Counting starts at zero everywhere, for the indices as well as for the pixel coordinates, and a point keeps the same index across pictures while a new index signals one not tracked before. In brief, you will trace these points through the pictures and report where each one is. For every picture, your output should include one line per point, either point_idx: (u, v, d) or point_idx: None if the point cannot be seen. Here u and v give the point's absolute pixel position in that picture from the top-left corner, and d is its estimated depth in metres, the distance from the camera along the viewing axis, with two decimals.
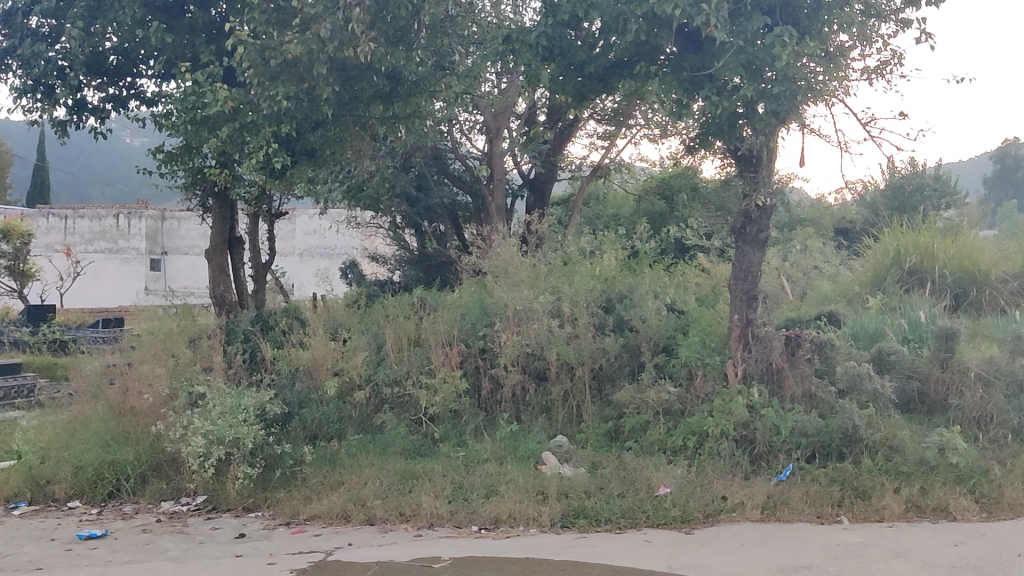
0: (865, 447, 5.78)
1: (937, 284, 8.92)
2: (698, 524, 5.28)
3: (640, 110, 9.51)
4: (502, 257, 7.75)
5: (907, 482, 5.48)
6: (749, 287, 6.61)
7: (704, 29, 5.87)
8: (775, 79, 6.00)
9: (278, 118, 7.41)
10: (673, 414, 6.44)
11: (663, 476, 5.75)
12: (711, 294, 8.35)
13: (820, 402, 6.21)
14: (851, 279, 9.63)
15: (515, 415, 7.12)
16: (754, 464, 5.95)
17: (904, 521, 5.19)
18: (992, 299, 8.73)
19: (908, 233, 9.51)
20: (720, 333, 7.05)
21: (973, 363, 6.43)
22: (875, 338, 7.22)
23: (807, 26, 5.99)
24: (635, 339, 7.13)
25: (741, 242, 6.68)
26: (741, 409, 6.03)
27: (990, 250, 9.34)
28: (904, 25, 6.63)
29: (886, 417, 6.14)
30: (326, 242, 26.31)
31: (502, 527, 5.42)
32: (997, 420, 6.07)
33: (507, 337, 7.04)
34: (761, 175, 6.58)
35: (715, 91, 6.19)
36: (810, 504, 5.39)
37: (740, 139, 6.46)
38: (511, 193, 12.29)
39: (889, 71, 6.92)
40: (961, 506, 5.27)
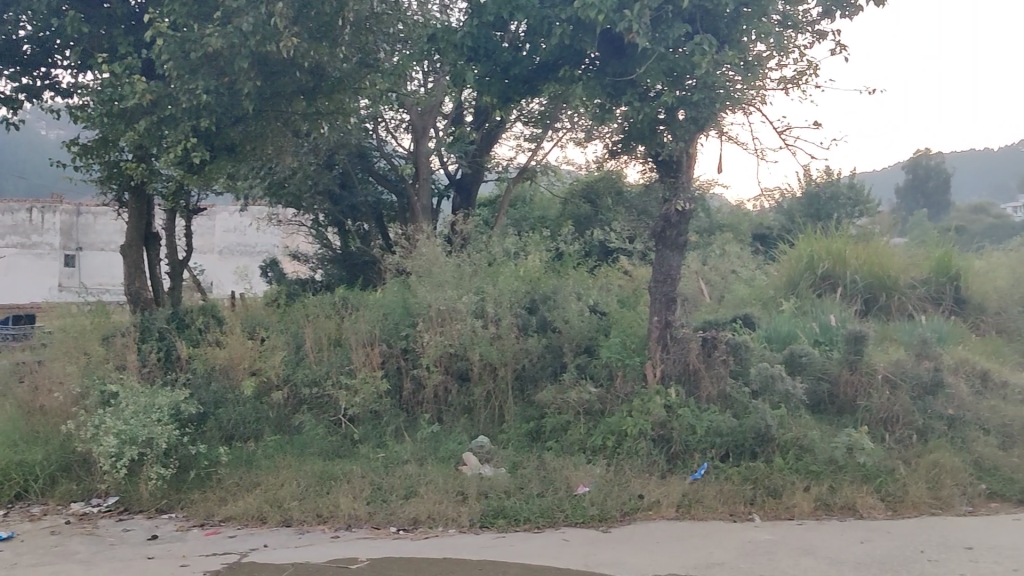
0: (776, 447, 5.90)
1: (848, 288, 9.17)
2: (615, 522, 5.34)
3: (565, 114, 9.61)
4: (426, 256, 7.74)
5: (817, 481, 5.61)
6: (668, 289, 6.71)
7: (627, 35, 5.91)
8: (695, 86, 6.11)
9: (198, 112, 7.25)
10: (593, 414, 6.50)
11: (582, 475, 5.81)
12: (632, 296, 8.45)
13: (735, 402, 6.33)
14: (767, 283, 9.85)
15: (436, 416, 7.09)
16: (670, 462, 6.04)
17: (813, 519, 5.33)
18: (900, 304, 9.06)
19: (822, 239, 9.77)
20: (640, 335, 7.15)
21: (881, 365, 6.60)
22: (788, 341, 7.37)
23: (726, 35, 6.09)
24: (557, 340, 7.19)
25: (661, 246, 6.76)
26: (659, 410, 6.15)
27: (898, 257, 9.65)
28: (819, 37, 6.80)
29: (797, 416, 6.27)
30: (247, 240, 25.86)
31: (420, 528, 5.41)
32: (903, 421, 6.17)
33: (429, 337, 7.04)
34: (681, 180, 6.68)
35: (638, 96, 6.28)
36: (724, 503, 5.51)
37: (660, 144, 6.53)
38: (437, 192, 12.26)
39: (805, 80, 7.08)
40: (867, 504, 5.39)
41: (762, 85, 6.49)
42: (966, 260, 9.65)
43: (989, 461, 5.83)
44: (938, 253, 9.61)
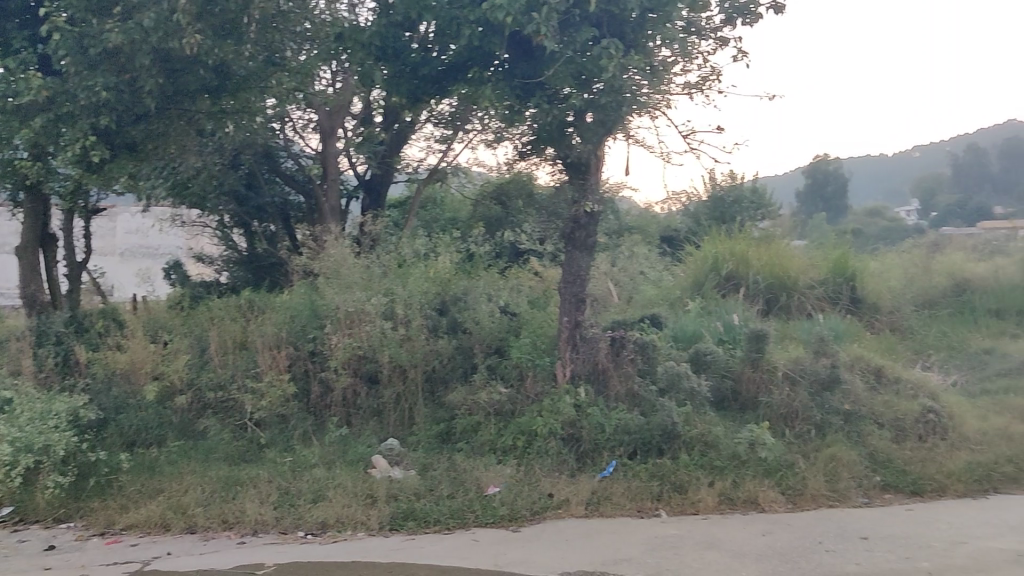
0: (682, 443, 6.03)
1: (751, 288, 9.42)
2: (524, 522, 5.37)
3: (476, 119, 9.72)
4: (333, 258, 7.68)
5: (721, 476, 5.74)
6: (578, 289, 6.78)
7: (535, 37, 5.95)
8: (602, 90, 6.19)
9: (97, 109, 7.03)
10: (503, 415, 6.53)
11: (492, 476, 5.83)
12: (542, 297, 8.51)
13: (642, 400, 6.42)
14: (673, 283, 10.04)
15: (344, 419, 7.00)
16: (579, 461, 6.10)
17: (717, 513, 5.44)
18: (800, 304, 9.34)
19: (726, 241, 10.02)
20: (551, 334, 7.21)
21: (782, 362, 6.80)
22: (693, 339, 7.51)
23: (632, 39, 6.20)
24: (467, 342, 7.23)
25: (571, 247, 6.83)
26: (569, 409, 6.21)
27: (798, 258, 9.95)
28: (722, 43, 6.96)
29: (702, 414, 6.40)
30: (149, 242, 25.17)
31: (329, 532, 5.35)
32: (802, 416, 6.35)
33: (338, 339, 6.98)
34: (589, 182, 6.76)
35: (546, 99, 6.35)
36: (631, 500, 5.58)
37: (569, 146, 6.58)
38: (346, 193, 12.15)
39: (708, 86, 7.25)
40: (768, 498, 5.53)
41: (667, 90, 6.62)
42: (862, 261, 9.99)
43: (881, 454, 6.00)
44: (835, 255, 9.93)
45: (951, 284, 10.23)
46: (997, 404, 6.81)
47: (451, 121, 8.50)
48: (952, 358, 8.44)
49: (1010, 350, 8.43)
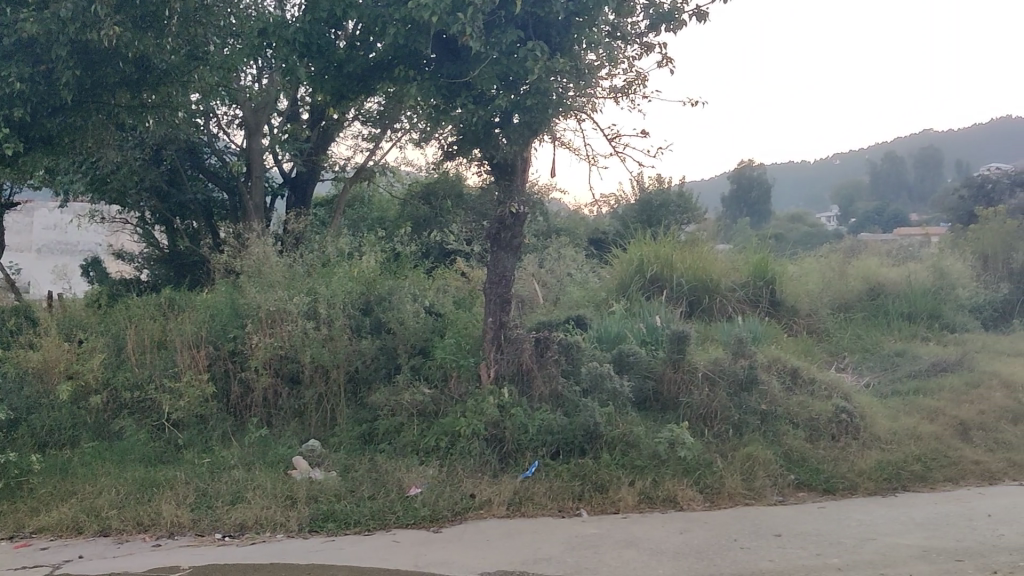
0: (604, 443, 6.08)
1: (674, 291, 9.57)
2: (446, 522, 5.35)
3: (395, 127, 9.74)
4: (256, 256, 7.67)
5: (641, 475, 5.81)
6: (503, 290, 6.79)
7: (460, 38, 5.92)
8: (528, 92, 6.20)
9: (10, 101, 6.79)
10: (426, 416, 6.51)
11: (415, 476, 5.81)
12: (468, 297, 8.51)
13: (565, 401, 6.46)
14: (598, 285, 10.13)
15: (265, 420, 6.89)
16: (502, 462, 6.10)
17: (637, 512, 5.49)
18: (721, 306, 9.52)
19: (651, 244, 10.13)
20: (476, 335, 7.20)
21: (702, 363, 6.91)
22: (617, 341, 7.58)
23: (558, 43, 6.23)
24: (392, 342, 7.12)
25: (496, 248, 6.83)
26: (492, 409, 6.21)
27: (720, 261, 10.12)
28: (646, 49, 7.04)
29: (624, 414, 6.47)
30: (67, 238, 24.45)
31: (247, 533, 5.26)
32: (721, 416, 6.47)
33: (259, 338, 6.91)
34: (515, 183, 6.77)
35: (472, 99, 6.33)
36: (553, 499, 5.60)
37: (495, 147, 6.56)
38: (270, 191, 12.03)
39: (633, 91, 7.32)
40: (687, 496, 5.61)
41: (593, 95, 6.66)
42: (781, 265, 10.22)
43: (796, 453, 6.13)
44: (756, 259, 10.13)
45: (866, 287, 10.51)
46: (907, 404, 7.02)
47: (378, 122, 8.42)
48: (866, 360, 8.68)
49: (920, 352, 8.71)
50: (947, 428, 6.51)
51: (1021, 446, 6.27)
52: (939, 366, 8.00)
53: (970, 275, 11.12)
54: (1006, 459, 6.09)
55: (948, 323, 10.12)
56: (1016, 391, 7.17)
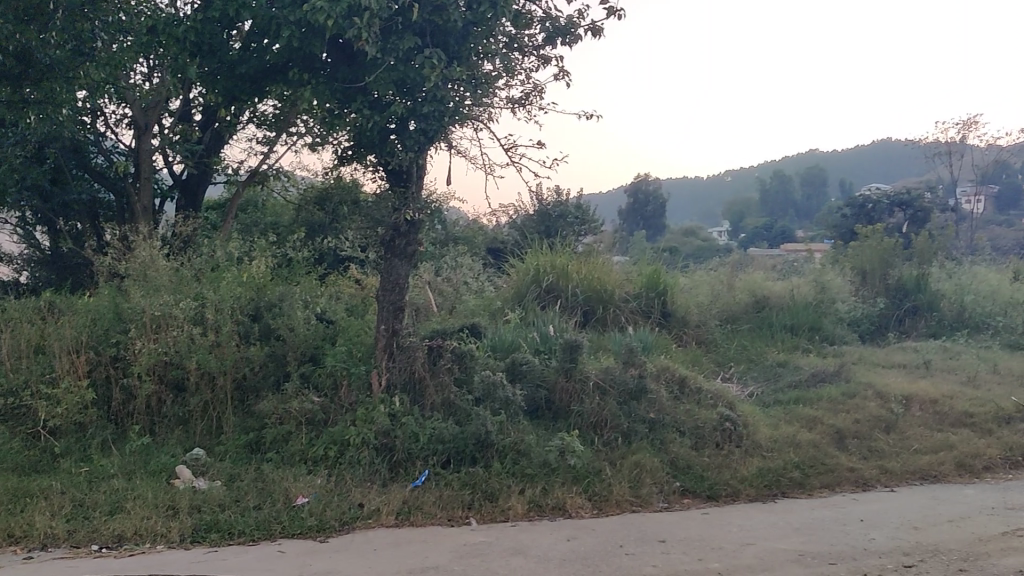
0: (495, 452, 6.09)
1: (569, 301, 9.65)
2: (333, 532, 5.28)
3: (285, 142, 9.45)
4: (141, 259, 7.38)
5: (531, 484, 5.84)
6: (396, 298, 6.75)
7: (356, 42, 5.85)
8: (424, 99, 6.18)
9: None
10: (315, 424, 6.42)
11: (302, 486, 5.71)
12: (361, 305, 8.41)
13: (458, 409, 6.45)
14: (493, 293, 10.13)
15: (147, 428, 6.72)
16: (392, 471, 6.04)
17: (526, 520, 5.52)
18: (614, 317, 9.67)
19: (547, 254, 10.20)
20: (367, 342, 7.12)
21: (593, 372, 6.99)
22: (511, 350, 7.58)
23: (456, 51, 6.22)
24: (281, 349, 7.01)
25: (390, 255, 6.77)
26: (383, 418, 6.17)
27: (613, 273, 10.27)
28: (543, 61, 7.12)
29: (516, 422, 6.48)
30: None
31: (125, 545, 5.08)
32: (610, 425, 6.56)
33: (142, 344, 6.69)
34: (410, 190, 6.72)
35: (367, 104, 6.26)
36: (442, 508, 5.58)
37: (391, 154, 6.52)
38: (159, 193, 11.68)
39: (531, 102, 7.38)
40: (575, 504, 5.66)
41: (491, 104, 6.68)
42: (672, 277, 10.44)
43: (682, 460, 6.26)
44: (648, 271, 10.33)
45: (752, 300, 10.84)
46: (788, 413, 7.24)
47: (272, 126, 8.17)
48: (750, 370, 8.92)
49: (801, 364, 9.00)
50: (824, 436, 6.75)
51: (892, 453, 6.54)
52: (818, 377, 8.29)
53: (849, 290, 11.57)
54: (879, 466, 6.34)
55: (828, 335, 10.49)
56: (889, 401, 7.49)
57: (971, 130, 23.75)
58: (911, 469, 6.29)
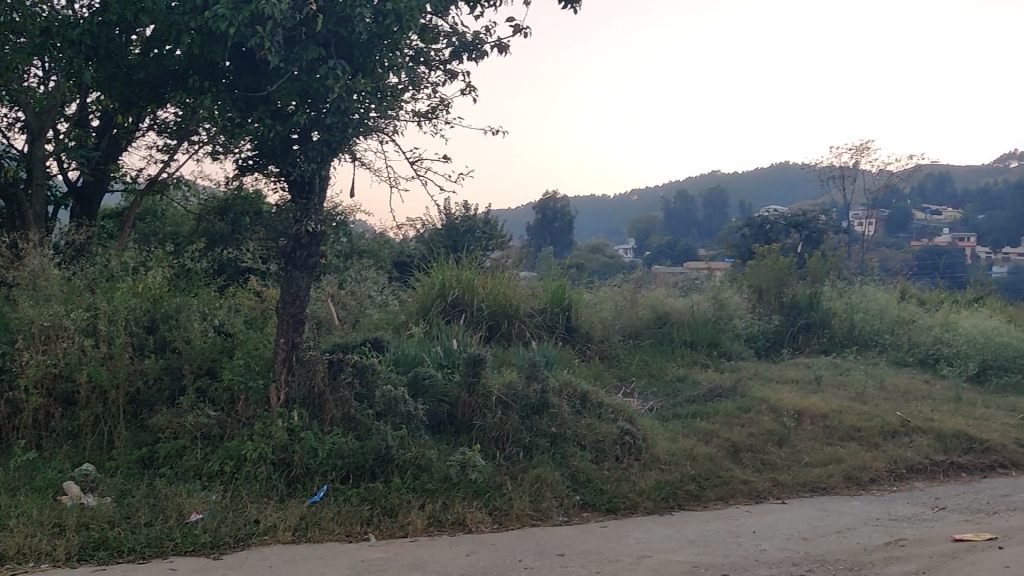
0: (395, 467, 6.05)
1: (474, 315, 9.66)
2: (227, 549, 5.15)
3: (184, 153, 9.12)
4: (30, 267, 7.10)
5: (431, 499, 5.83)
6: (297, 311, 6.61)
7: (258, 51, 5.76)
8: (328, 111, 6.14)
9: None
10: (211, 439, 6.29)
11: (196, 502, 5.57)
12: (261, 317, 8.26)
13: (358, 424, 6.39)
14: (398, 306, 10.04)
15: (34, 443, 6.47)
16: (289, 486, 5.95)
17: (425, 535, 5.48)
18: (519, 331, 9.74)
19: (452, 268, 10.17)
20: (266, 355, 6.99)
21: (496, 387, 6.99)
22: (413, 364, 7.53)
23: (361, 62, 6.17)
24: (177, 362, 6.83)
25: (290, 266, 6.64)
26: (281, 433, 6.08)
27: (518, 288, 10.31)
28: (450, 76, 7.16)
29: (417, 437, 6.44)
30: None
31: (6, 565, 4.87)
32: (512, 439, 6.59)
33: (30, 356, 6.44)
34: (313, 202, 6.62)
35: (270, 113, 6.17)
36: (340, 524, 5.50)
37: (293, 164, 6.44)
38: (53, 200, 11.25)
39: (437, 116, 7.39)
40: (475, 519, 5.65)
41: (396, 116, 6.67)
42: (576, 293, 10.54)
43: (581, 474, 6.32)
44: (553, 287, 10.41)
45: (654, 316, 11.04)
46: (686, 427, 7.38)
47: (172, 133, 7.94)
48: (651, 385, 9.06)
49: (700, 379, 9.19)
50: (720, 450, 6.90)
51: (784, 466, 6.73)
52: (715, 392, 8.46)
53: (746, 307, 11.87)
54: (772, 478, 6.52)
55: (726, 351, 10.80)
56: (782, 415, 7.71)
57: (863, 155, 24.68)
58: (802, 481, 6.48)
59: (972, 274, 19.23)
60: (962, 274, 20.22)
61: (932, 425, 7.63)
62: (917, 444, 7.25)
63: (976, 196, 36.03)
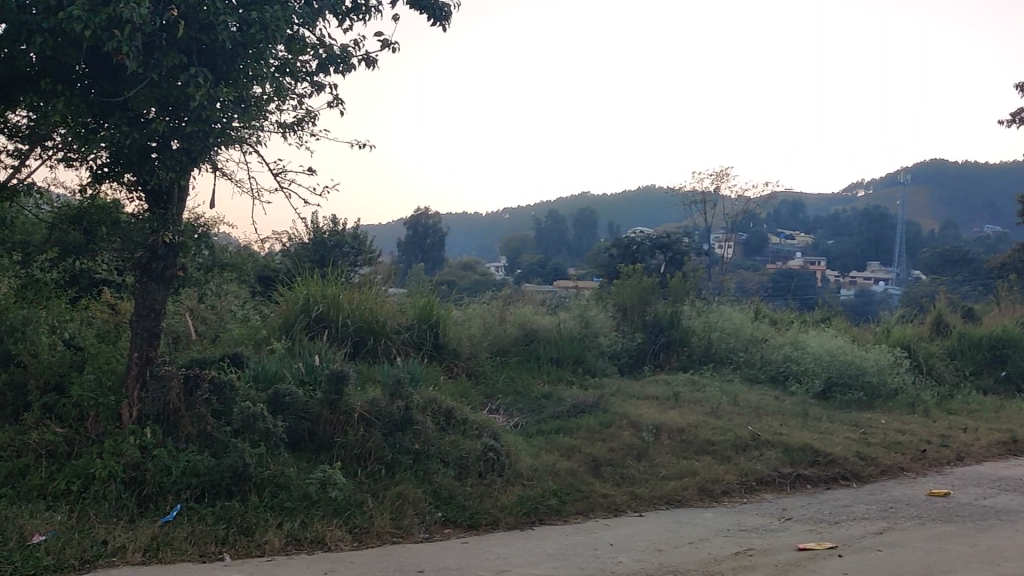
0: (253, 485, 5.94)
1: (339, 331, 9.56)
2: (72, 571, 4.93)
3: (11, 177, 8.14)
4: None
5: (290, 517, 5.73)
6: (152, 324, 6.42)
7: (116, 56, 5.58)
8: (189, 120, 6.01)
9: None
10: (57, 457, 6.02)
11: (39, 523, 5.30)
12: (114, 331, 7.96)
13: (215, 441, 6.23)
14: (261, 322, 9.83)
15: None
16: (141, 506, 5.74)
17: (283, 554, 5.38)
18: (385, 348, 9.69)
19: (317, 284, 10.03)
20: (119, 370, 6.74)
21: (359, 403, 6.92)
22: (273, 380, 7.39)
23: (225, 70, 6.05)
24: (21, 376, 6.51)
25: (145, 279, 6.47)
26: (133, 451, 5.89)
27: (384, 303, 10.26)
28: (316, 88, 7.10)
29: (276, 454, 6.32)
30: None
31: None
32: (374, 456, 6.55)
33: None
34: (170, 213, 6.51)
35: (127, 120, 5.99)
36: (194, 544, 5.34)
37: (151, 173, 6.28)
38: None
39: (303, 127, 7.31)
40: (335, 536, 5.58)
41: (260, 127, 6.56)
42: (444, 310, 10.57)
43: (444, 491, 6.32)
44: (420, 304, 10.41)
45: (521, 333, 11.15)
46: (548, 443, 7.48)
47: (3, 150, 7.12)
48: (516, 401, 9.15)
49: (564, 395, 9.33)
50: (582, 464, 7.03)
51: (642, 479, 6.90)
52: (579, 408, 8.60)
53: (611, 325, 12.15)
54: (630, 492, 6.68)
55: (590, 367, 11.11)
56: (641, 430, 7.91)
57: (723, 181, 25.62)
58: (659, 494, 6.66)
59: (823, 296, 20.20)
60: (814, 296, 21.23)
61: (781, 439, 7.96)
62: (767, 457, 7.56)
63: (828, 222, 37.93)
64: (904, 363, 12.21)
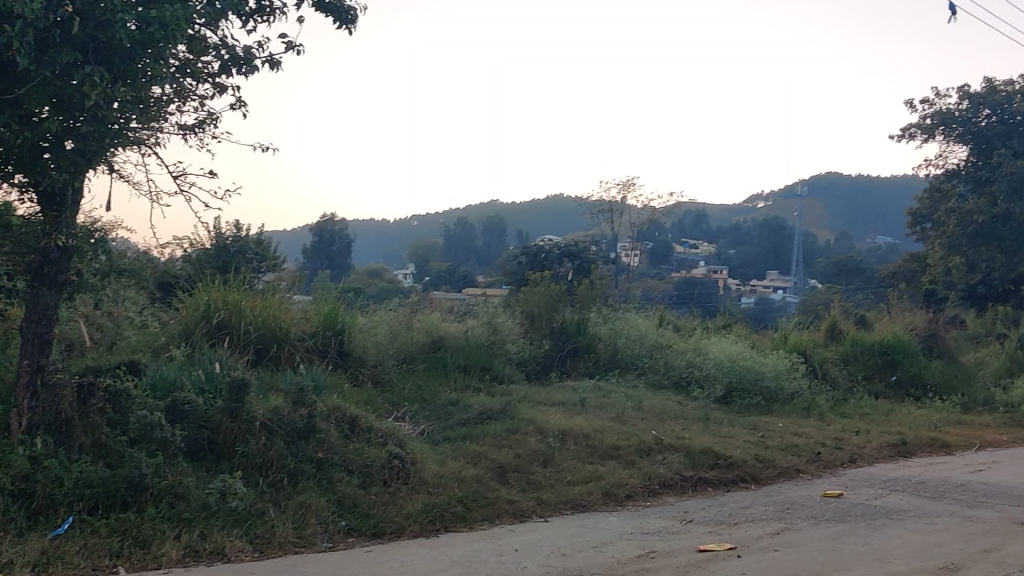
0: (150, 496, 5.77)
1: (241, 339, 9.37)
2: None
3: None
4: None
5: (187, 528, 5.59)
6: (43, 331, 6.27)
7: (6, 51, 5.37)
8: (84, 120, 5.81)
9: None
10: None
11: None
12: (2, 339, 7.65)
13: (109, 452, 6.04)
14: (160, 328, 9.56)
15: None
16: (30, 519, 5.52)
17: (180, 566, 5.24)
18: (288, 356, 9.55)
19: (218, 290, 9.81)
20: (7, 379, 6.51)
21: (260, 411, 6.78)
22: (172, 388, 7.18)
23: (122, 69, 5.88)
24: None
25: (37, 283, 6.31)
26: (21, 462, 5.65)
27: (287, 310, 10.09)
28: (217, 90, 6.95)
29: (173, 464, 6.15)
30: None
31: None
32: (276, 466, 6.43)
33: None
34: (63, 216, 6.30)
35: (18, 118, 5.76)
36: (86, 558, 5.17)
37: (43, 174, 6.06)
38: None
39: (203, 129, 7.15)
40: (234, 547, 5.48)
41: (157, 128, 6.40)
42: (350, 317, 10.46)
43: (347, 499, 6.25)
44: (325, 311, 10.28)
45: (428, 340, 11.12)
46: (454, 450, 7.46)
47: None
48: (422, 409, 9.11)
49: (471, 402, 9.33)
50: (487, 471, 7.03)
51: (547, 485, 6.95)
52: (485, 414, 8.61)
53: (518, 332, 12.21)
54: (535, 497, 6.71)
55: (496, 374, 11.12)
56: (547, 436, 7.96)
57: (629, 190, 25.99)
58: (564, 499, 6.72)
59: (724, 304, 20.72)
60: (715, 304, 21.76)
61: (683, 443, 8.11)
62: (669, 461, 7.69)
63: (729, 232, 38.89)
64: (800, 368, 12.59)
